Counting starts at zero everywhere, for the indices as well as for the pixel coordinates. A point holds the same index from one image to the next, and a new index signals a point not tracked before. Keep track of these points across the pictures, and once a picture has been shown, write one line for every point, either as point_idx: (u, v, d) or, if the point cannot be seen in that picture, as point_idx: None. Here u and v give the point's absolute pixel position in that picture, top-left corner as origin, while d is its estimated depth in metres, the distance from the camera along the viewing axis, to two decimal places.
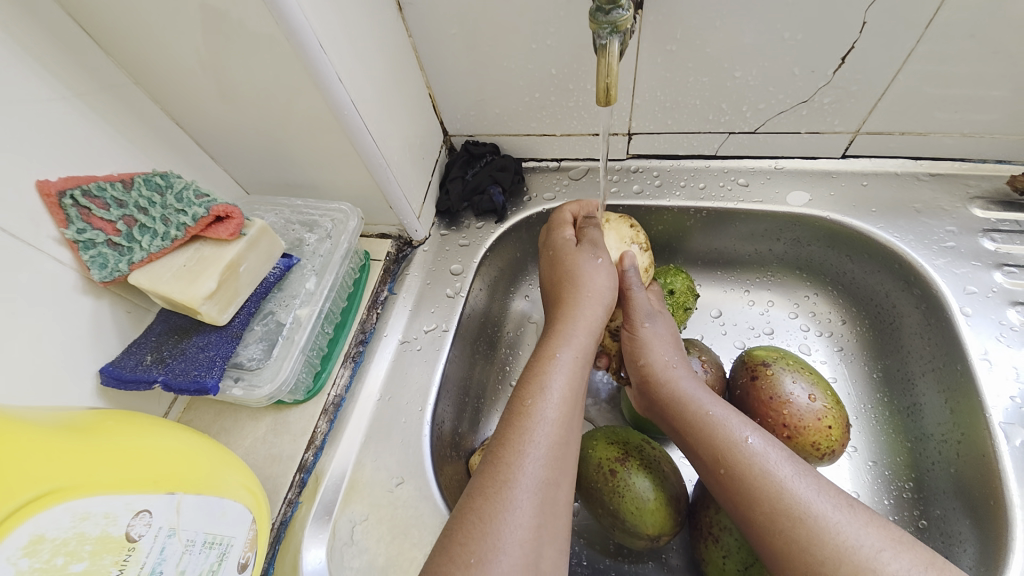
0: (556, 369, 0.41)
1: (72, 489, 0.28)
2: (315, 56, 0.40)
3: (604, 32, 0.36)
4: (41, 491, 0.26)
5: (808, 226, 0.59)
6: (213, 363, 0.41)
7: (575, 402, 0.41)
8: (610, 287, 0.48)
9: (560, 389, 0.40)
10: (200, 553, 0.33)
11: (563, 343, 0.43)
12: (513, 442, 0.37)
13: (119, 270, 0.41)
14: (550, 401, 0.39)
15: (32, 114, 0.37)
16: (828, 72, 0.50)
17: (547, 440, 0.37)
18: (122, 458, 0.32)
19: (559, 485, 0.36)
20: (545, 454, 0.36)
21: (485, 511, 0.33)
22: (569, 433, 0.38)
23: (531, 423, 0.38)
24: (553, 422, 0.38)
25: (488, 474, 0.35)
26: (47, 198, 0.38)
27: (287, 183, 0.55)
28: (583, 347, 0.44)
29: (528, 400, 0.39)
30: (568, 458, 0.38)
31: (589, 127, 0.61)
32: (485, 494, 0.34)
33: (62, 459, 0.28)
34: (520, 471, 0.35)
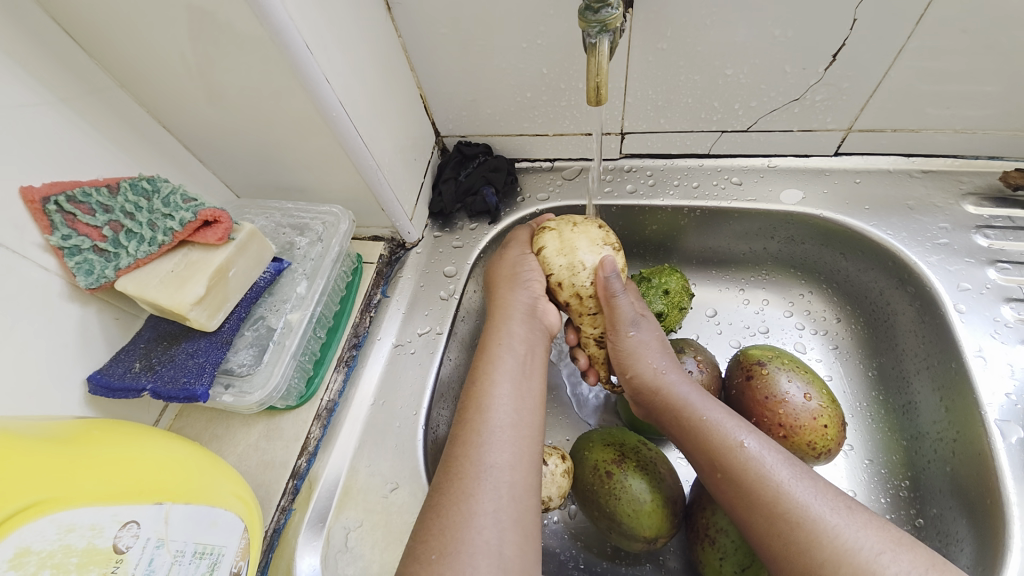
0: (498, 360, 0.42)
1: (54, 501, 0.27)
2: (301, 57, 0.39)
3: (593, 31, 0.36)
4: (22, 504, 0.26)
5: (801, 225, 0.59)
6: (202, 370, 0.41)
7: (523, 386, 0.40)
8: (530, 269, 0.49)
9: (502, 377, 0.40)
10: (190, 564, 0.33)
11: (499, 335, 0.44)
12: (466, 435, 0.37)
13: (106, 277, 0.40)
14: (496, 389, 0.39)
15: (16, 119, 0.37)
16: (820, 69, 0.49)
17: (496, 427, 0.37)
18: (106, 468, 0.31)
19: (517, 468, 0.35)
20: (498, 440, 0.36)
21: (452, 504, 0.33)
22: (519, 416, 0.38)
23: (479, 415, 0.38)
24: (503, 409, 0.38)
25: (448, 469, 0.35)
26: (31, 204, 0.37)
27: (277, 186, 0.55)
28: (518, 338, 0.44)
29: (477, 394, 0.39)
30: (523, 440, 0.37)
31: (582, 127, 0.60)
32: (443, 489, 0.34)
33: (42, 472, 0.28)
34: (471, 459, 0.35)
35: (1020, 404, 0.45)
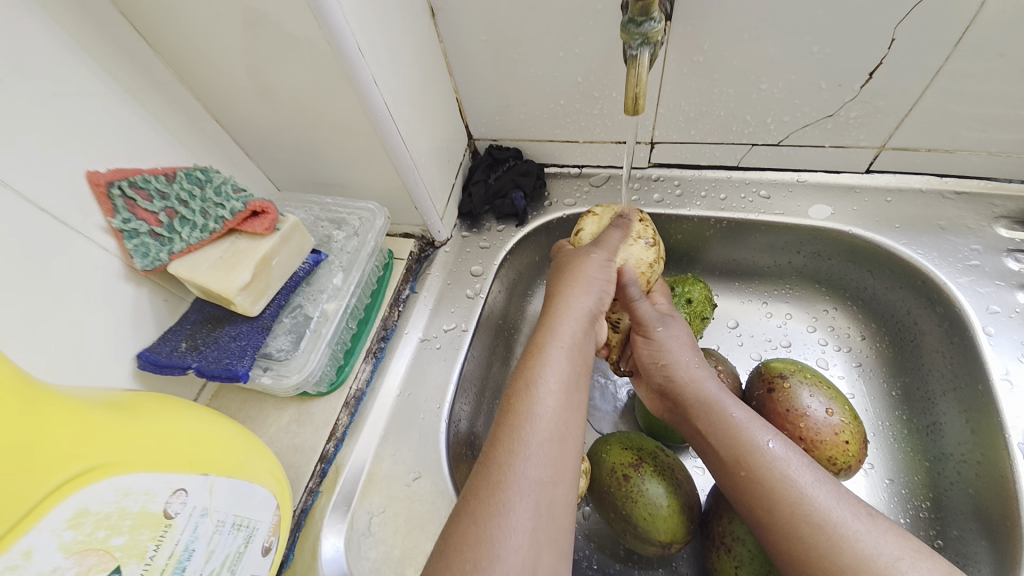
0: (547, 367, 0.40)
1: (113, 465, 0.28)
2: (353, 59, 0.41)
3: (635, 43, 0.37)
4: (82, 468, 0.27)
5: (828, 240, 0.59)
6: (244, 352, 0.43)
7: (570, 397, 0.40)
8: (601, 278, 0.46)
9: (553, 386, 0.39)
10: (228, 534, 0.35)
11: (554, 336, 0.42)
12: (506, 441, 0.36)
13: (160, 259, 0.42)
14: (542, 400, 0.38)
15: (87, 108, 0.39)
16: (856, 87, 0.50)
17: (541, 440, 0.37)
18: (159, 438, 0.33)
19: (559, 485, 0.36)
20: (541, 454, 0.36)
21: (484, 497, 0.34)
22: (565, 431, 0.38)
23: (523, 424, 0.37)
24: (545, 422, 0.37)
25: (487, 478, 0.35)
26: (96, 187, 0.40)
27: (317, 181, 0.57)
28: (575, 342, 0.43)
29: (520, 401, 0.39)
30: (566, 456, 0.37)
31: (613, 136, 0.62)
32: (480, 496, 0.34)
33: (102, 437, 0.29)
34: (513, 473, 0.35)
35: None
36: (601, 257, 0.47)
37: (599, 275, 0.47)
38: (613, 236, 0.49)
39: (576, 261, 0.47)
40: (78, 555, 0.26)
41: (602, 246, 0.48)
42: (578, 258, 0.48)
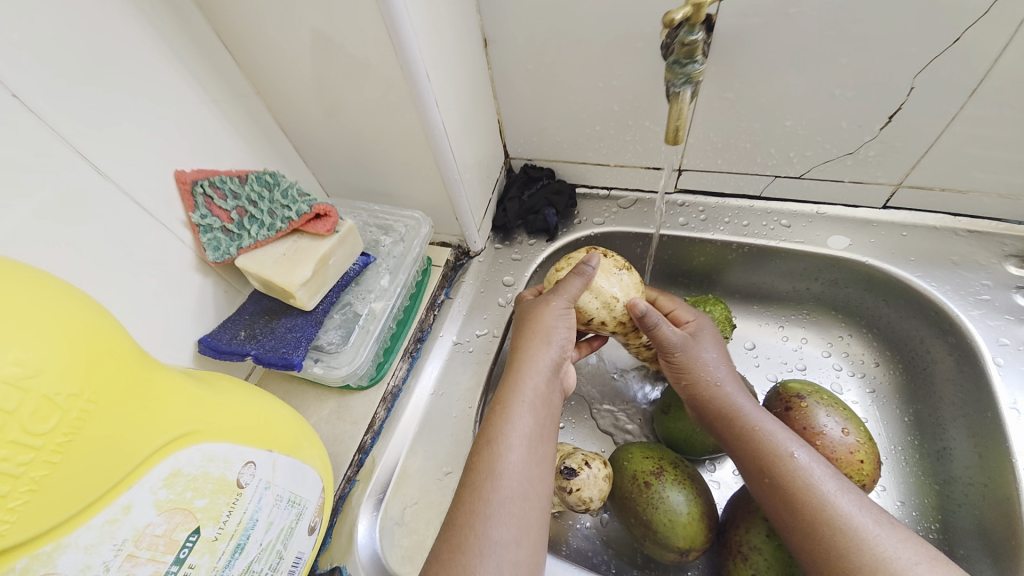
0: (509, 421, 0.38)
1: (201, 432, 0.31)
2: (420, 82, 0.45)
3: (679, 81, 0.41)
4: (174, 435, 0.29)
5: (845, 269, 0.62)
6: (298, 343, 0.46)
7: (540, 450, 0.38)
8: (562, 325, 0.45)
9: (517, 443, 0.37)
10: (285, 508, 0.37)
11: (516, 391, 0.40)
12: (471, 502, 0.35)
13: (229, 253, 0.46)
14: (509, 453, 0.37)
15: (179, 113, 0.43)
16: (875, 128, 0.53)
17: (507, 499, 0.35)
18: (235, 412, 0.35)
19: (529, 548, 0.34)
20: (505, 515, 0.34)
21: (482, 487, 0.35)
22: (531, 489, 0.36)
23: (486, 483, 0.36)
24: (513, 477, 0.36)
25: (448, 540, 0.34)
26: (182, 185, 0.44)
27: (366, 190, 0.61)
28: (540, 397, 0.40)
29: (483, 459, 0.37)
30: (534, 511, 0.35)
31: (643, 161, 0.65)
32: (441, 561, 0.33)
33: (196, 405, 0.31)
34: (476, 538, 0.33)
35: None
36: (559, 304, 0.46)
37: (560, 322, 0.45)
38: (574, 284, 0.48)
39: (534, 316, 0.45)
40: (168, 513, 0.28)
41: (564, 297, 0.46)
42: (537, 311, 0.45)
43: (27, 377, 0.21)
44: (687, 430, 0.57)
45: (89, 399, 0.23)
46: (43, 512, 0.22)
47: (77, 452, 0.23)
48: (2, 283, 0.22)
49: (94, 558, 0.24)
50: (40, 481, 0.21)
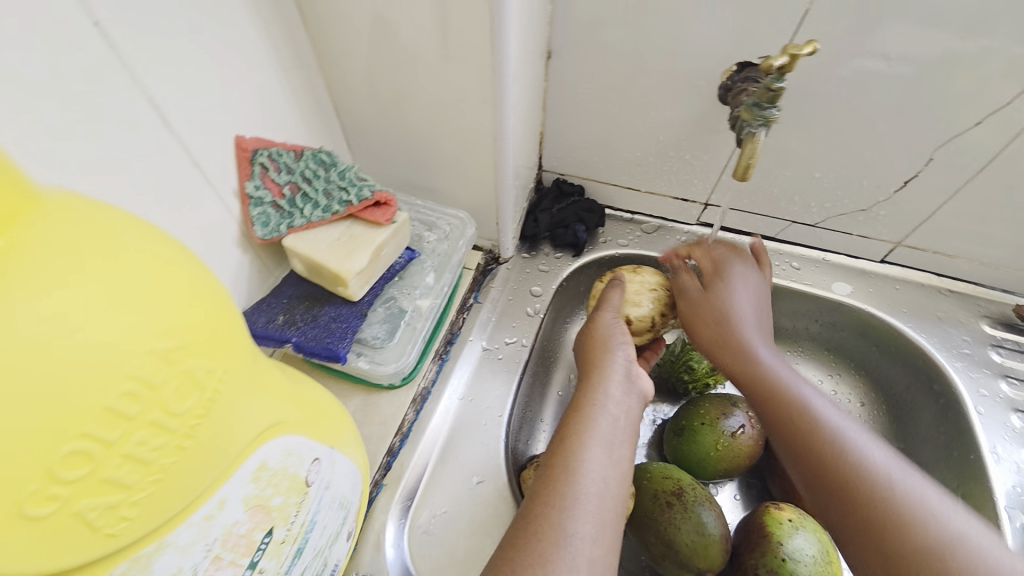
0: (591, 422, 0.42)
1: (286, 424, 0.28)
2: (504, 86, 0.44)
3: (756, 122, 0.43)
4: (269, 423, 0.26)
5: (846, 314, 0.68)
6: (344, 334, 0.44)
7: (615, 452, 0.41)
8: (619, 333, 0.49)
9: (594, 442, 0.40)
10: (335, 511, 0.34)
11: (592, 396, 0.44)
12: (549, 496, 0.37)
13: (278, 231, 0.43)
14: (588, 451, 0.40)
15: (248, 76, 0.40)
16: (891, 190, 0.59)
17: (588, 493, 0.37)
18: (308, 404, 0.32)
19: (605, 542, 0.36)
20: (586, 508, 0.37)
21: (558, 480, 0.38)
22: (606, 487, 0.38)
23: (564, 477, 0.38)
24: (591, 476, 0.38)
25: (524, 525, 0.36)
26: (242, 152, 0.40)
27: (407, 183, 0.59)
28: (614, 401, 0.44)
29: (566, 455, 0.40)
30: (608, 510, 0.37)
31: (674, 191, 0.68)
32: (518, 545, 0.35)
33: (284, 392, 0.29)
34: (555, 528, 0.35)
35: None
36: (609, 318, 0.51)
37: (618, 335, 0.49)
38: (615, 297, 0.53)
39: (596, 333, 0.50)
40: (252, 511, 0.26)
41: (610, 308, 0.52)
42: (598, 328, 0.51)
43: (170, 351, 0.19)
44: (701, 454, 0.58)
45: (219, 378, 0.22)
46: (160, 506, 0.20)
47: (203, 436, 0.21)
48: (143, 240, 0.19)
49: (187, 560, 0.22)
50: (167, 470, 0.20)
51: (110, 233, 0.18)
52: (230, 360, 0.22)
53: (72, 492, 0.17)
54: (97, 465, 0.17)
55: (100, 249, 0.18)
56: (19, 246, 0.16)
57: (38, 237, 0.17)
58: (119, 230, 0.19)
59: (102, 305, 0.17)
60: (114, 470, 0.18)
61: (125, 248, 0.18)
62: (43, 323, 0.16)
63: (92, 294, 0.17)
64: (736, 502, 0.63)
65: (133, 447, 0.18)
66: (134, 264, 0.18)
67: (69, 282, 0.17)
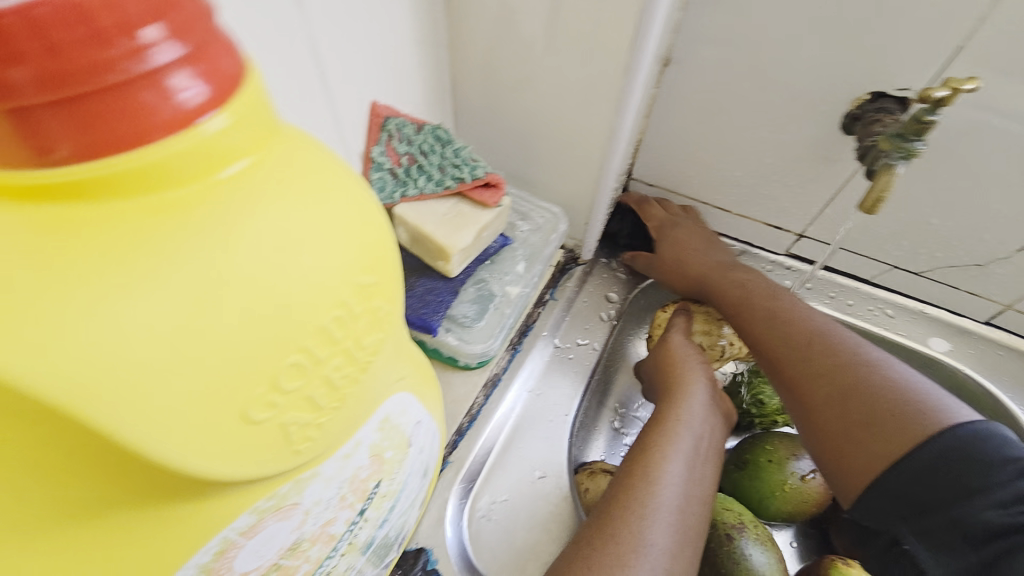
0: (673, 434, 0.41)
1: (406, 382, 0.29)
2: (634, 86, 0.44)
3: (896, 154, 0.41)
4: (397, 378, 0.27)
5: (939, 372, 0.63)
6: (438, 308, 0.45)
7: (696, 470, 0.40)
8: (695, 354, 0.49)
9: (677, 455, 0.40)
10: (418, 479, 0.35)
11: (674, 410, 0.44)
12: (629, 501, 0.37)
13: (392, 198, 0.44)
14: (668, 465, 0.39)
15: (393, 45, 0.41)
16: (1012, 248, 0.55)
17: (668, 504, 0.37)
18: (420, 370, 0.33)
19: (683, 557, 0.35)
20: (665, 519, 0.36)
21: (639, 487, 0.37)
22: (687, 503, 0.37)
23: (645, 485, 0.38)
24: (672, 488, 0.37)
25: (600, 525, 0.36)
26: (375, 117, 0.42)
27: (504, 172, 0.59)
28: (698, 421, 0.43)
29: (647, 463, 0.39)
30: (688, 528, 0.36)
31: (768, 218, 0.65)
32: (594, 544, 0.35)
33: (408, 353, 0.30)
34: (634, 533, 0.35)
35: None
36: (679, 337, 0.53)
37: (696, 357, 0.49)
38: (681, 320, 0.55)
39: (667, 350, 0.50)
40: (373, 459, 0.26)
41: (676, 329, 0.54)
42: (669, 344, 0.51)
43: (367, 285, 0.21)
44: (764, 491, 0.56)
45: (382, 321, 0.23)
46: (332, 431, 0.23)
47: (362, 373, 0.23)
48: (345, 176, 0.21)
49: (325, 494, 0.24)
50: (338, 395, 0.22)
51: (332, 170, 0.21)
52: (397, 306, 0.25)
53: (284, 403, 0.19)
54: (306, 380, 0.20)
55: (327, 183, 0.20)
56: (265, 166, 0.19)
57: (278, 160, 0.19)
58: (338, 170, 0.21)
59: (327, 233, 0.20)
60: (313, 388, 0.20)
61: (342, 185, 0.21)
62: (286, 239, 0.18)
63: (321, 223, 0.19)
64: (792, 549, 0.60)
65: (329, 370, 0.21)
66: (348, 200, 0.21)
67: (307, 209, 0.19)
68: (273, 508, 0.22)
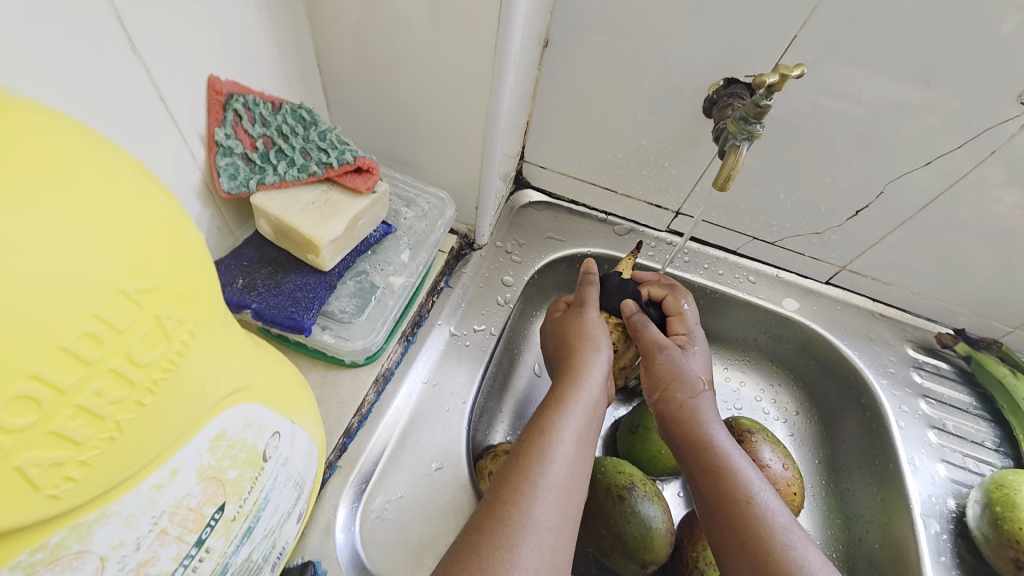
0: (567, 416, 0.42)
1: (250, 392, 0.26)
2: (504, 65, 0.42)
3: (741, 136, 0.45)
4: (232, 390, 0.24)
5: (792, 328, 0.72)
6: (311, 305, 0.41)
7: (583, 451, 0.41)
8: (604, 334, 0.50)
9: (568, 436, 0.41)
10: (289, 491, 0.32)
11: (571, 391, 0.44)
12: (519, 482, 0.37)
13: (247, 187, 0.40)
14: (556, 445, 0.40)
15: (232, 14, 0.36)
16: (843, 218, 0.63)
17: (553, 484, 0.37)
18: (276, 376, 0.30)
19: (563, 533, 0.36)
20: (550, 497, 0.37)
21: (529, 469, 0.38)
22: (572, 480, 0.39)
23: (535, 465, 0.38)
24: (560, 467, 0.39)
25: (490, 510, 0.36)
26: (215, 95, 0.37)
27: (388, 156, 0.56)
28: (591, 398, 0.45)
29: (540, 444, 0.40)
30: (571, 504, 0.38)
31: (650, 197, 0.69)
32: (483, 530, 0.34)
33: (249, 357, 0.26)
34: (521, 512, 0.35)
35: (937, 502, 0.60)
36: (593, 317, 0.52)
37: (602, 332, 0.51)
38: (590, 295, 0.55)
39: (578, 325, 0.51)
40: (204, 483, 0.24)
41: (588, 307, 0.54)
42: (578, 320, 0.52)
43: (146, 295, 0.17)
44: (652, 450, 0.60)
45: (191, 331, 0.20)
46: (112, 469, 0.18)
47: (168, 394, 0.19)
48: (121, 163, 0.17)
49: (130, 534, 0.21)
50: (123, 428, 0.18)
51: (75, 148, 0.16)
52: (205, 313, 0.20)
53: (16, 442, 0.15)
54: (46, 415, 0.15)
55: (68, 164, 0.15)
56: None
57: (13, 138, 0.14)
58: (86, 147, 0.16)
59: (61, 226, 0.15)
60: (65, 422, 0.16)
61: (93, 169, 0.16)
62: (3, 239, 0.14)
63: (48, 216, 0.15)
64: (678, 498, 0.66)
65: (88, 398, 0.16)
66: (128, 196, 0.17)
67: (15, 199, 0.14)
68: (44, 562, 0.18)
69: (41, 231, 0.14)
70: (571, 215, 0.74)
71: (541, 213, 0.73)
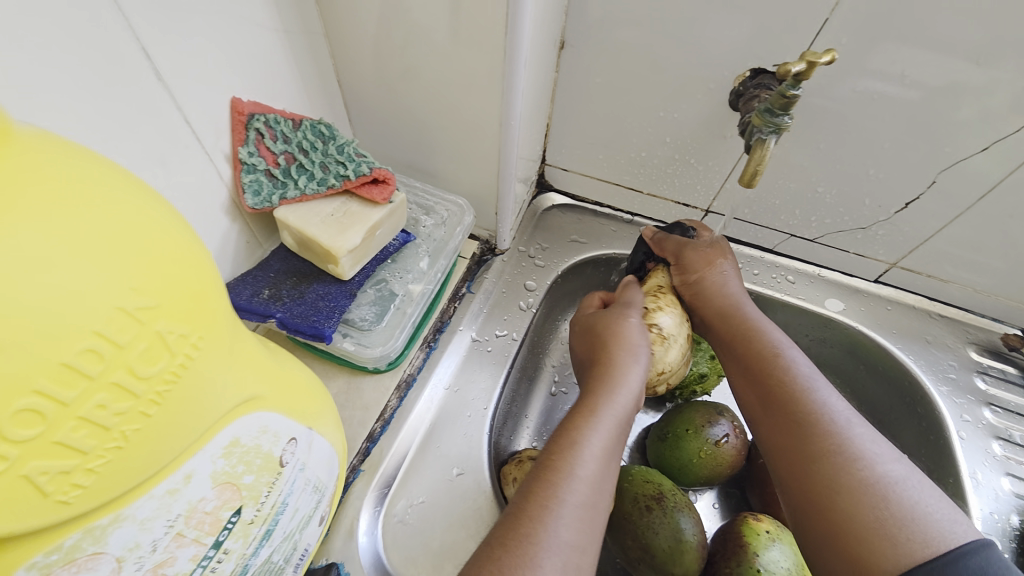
0: (595, 431, 0.40)
1: (262, 400, 0.27)
2: (515, 69, 0.42)
3: (767, 129, 0.43)
4: (242, 399, 0.25)
5: (836, 330, 0.68)
6: (332, 313, 0.43)
7: (609, 467, 0.40)
8: (644, 343, 0.48)
9: (596, 452, 0.39)
10: (309, 495, 0.33)
11: (606, 402, 0.42)
12: (541, 497, 0.36)
13: (270, 202, 0.42)
14: (585, 462, 0.38)
15: (249, 37, 0.38)
16: (890, 211, 0.58)
17: (576, 501, 0.36)
18: (289, 385, 0.31)
19: (585, 551, 0.35)
20: (574, 514, 0.36)
21: (553, 484, 0.37)
22: (597, 498, 0.38)
23: (561, 482, 0.37)
24: (586, 483, 0.37)
25: (513, 525, 0.35)
26: (237, 116, 0.39)
27: (408, 164, 0.57)
28: (622, 412, 0.43)
29: (563, 459, 0.38)
30: (596, 521, 0.37)
31: (676, 196, 0.67)
32: (507, 546, 0.34)
33: (259, 366, 0.27)
34: (544, 528, 0.34)
35: (999, 519, 0.55)
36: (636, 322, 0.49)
37: (643, 343, 0.48)
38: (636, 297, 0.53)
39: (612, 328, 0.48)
40: (219, 488, 0.25)
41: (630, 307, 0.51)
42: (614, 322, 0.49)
43: (146, 311, 0.19)
44: (683, 459, 0.58)
45: (193, 344, 0.21)
46: (122, 474, 0.20)
47: (174, 402, 0.21)
48: (120, 183, 0.19)
49: (146, 537, 0.22)
50: (130, 437, 0.19)
51: (71, 176, 0.17)
52: (208, 325, 0.22)
53: (22, 452, 0.16)
54: (51, 426, 0.17)
55: (67, 189, 0.17)
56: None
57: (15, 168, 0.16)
58: (83, 172, 0.18)
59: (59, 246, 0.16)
60: (69, 432, 0.17)
61: (90, 193, 0.18)
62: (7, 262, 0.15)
63: (45, 237, 0.16)
64: (713, 510, 0.63)
65: (91, 410, 0.18)
66: (124, 215, 0.18)
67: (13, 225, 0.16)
68: (61, 563, 0.19)
69: (40, 253, 0.16)
70: (596, 217, 0.73)
71: (565, 216, 0.72)
